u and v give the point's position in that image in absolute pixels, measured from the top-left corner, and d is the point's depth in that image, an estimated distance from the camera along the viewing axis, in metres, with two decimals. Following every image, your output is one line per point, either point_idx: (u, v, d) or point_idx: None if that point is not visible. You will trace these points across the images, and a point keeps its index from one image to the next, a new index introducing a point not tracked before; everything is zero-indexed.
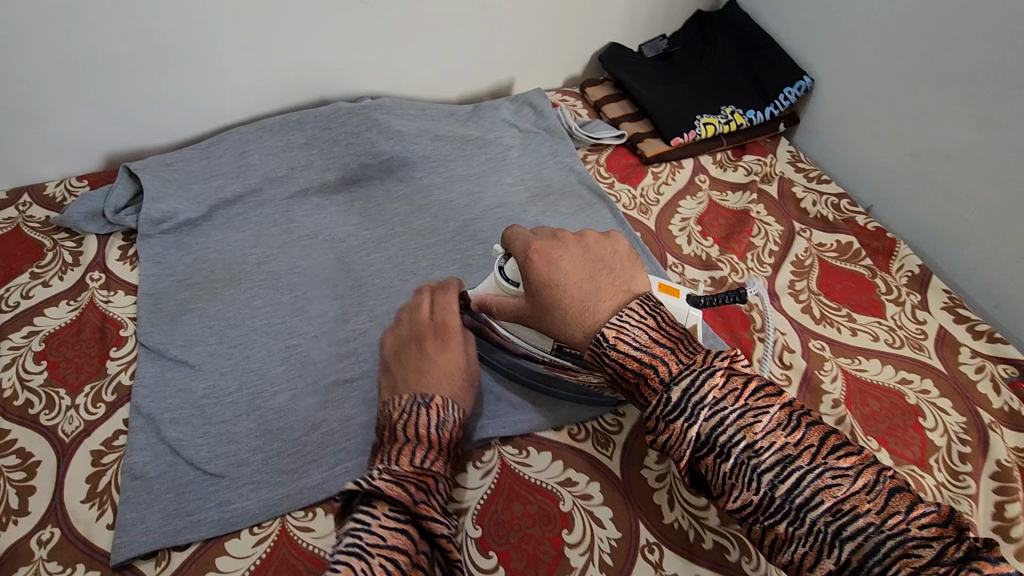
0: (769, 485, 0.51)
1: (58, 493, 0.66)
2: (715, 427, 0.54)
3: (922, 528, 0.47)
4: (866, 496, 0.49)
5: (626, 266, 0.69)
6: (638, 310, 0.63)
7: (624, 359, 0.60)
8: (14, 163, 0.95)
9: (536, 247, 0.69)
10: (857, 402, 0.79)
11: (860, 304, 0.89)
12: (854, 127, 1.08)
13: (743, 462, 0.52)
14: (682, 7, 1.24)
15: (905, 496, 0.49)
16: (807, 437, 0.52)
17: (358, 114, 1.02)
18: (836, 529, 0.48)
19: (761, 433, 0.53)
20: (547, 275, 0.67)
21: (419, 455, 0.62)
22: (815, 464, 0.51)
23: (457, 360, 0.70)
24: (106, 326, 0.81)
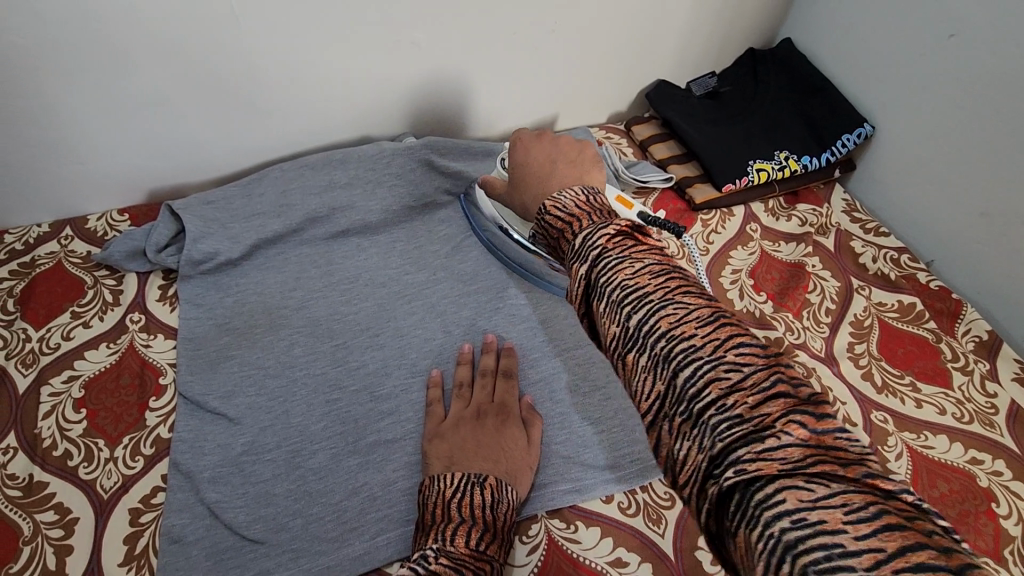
0: (625, 319, 0.51)
1: (95, 554, 0.65)
2: (600, 267, 0.54)
3: (739, 356, 0.46)
4: (697, 324, 0.48)
5: (588, 161, 0.76)
6: (579, 190, 0.67)
7: (553, 221, 0.66)
8: (58, 197, 0.95)
9: (518, 138, 0.80)
10: (924, 483, 0.74)
11: (924, 372, 0.85)
12: (915, 178, 1.03)
13: (610, 299, 0.52)
14: (734, 46, 1.21)
15: (737, 334, 0.47)
16: (665, 280, 0.52)
17: (404, 153, 0.99)
18: (666, 353, 0.48)
19: (630, 272, 0.53)
20: (522, 158, 0.78)
21: (474, 537, 0.58)
22: (666, 299, 0.50)
23: (517, 440, 0.71)
24: (145, 373, 0.79)
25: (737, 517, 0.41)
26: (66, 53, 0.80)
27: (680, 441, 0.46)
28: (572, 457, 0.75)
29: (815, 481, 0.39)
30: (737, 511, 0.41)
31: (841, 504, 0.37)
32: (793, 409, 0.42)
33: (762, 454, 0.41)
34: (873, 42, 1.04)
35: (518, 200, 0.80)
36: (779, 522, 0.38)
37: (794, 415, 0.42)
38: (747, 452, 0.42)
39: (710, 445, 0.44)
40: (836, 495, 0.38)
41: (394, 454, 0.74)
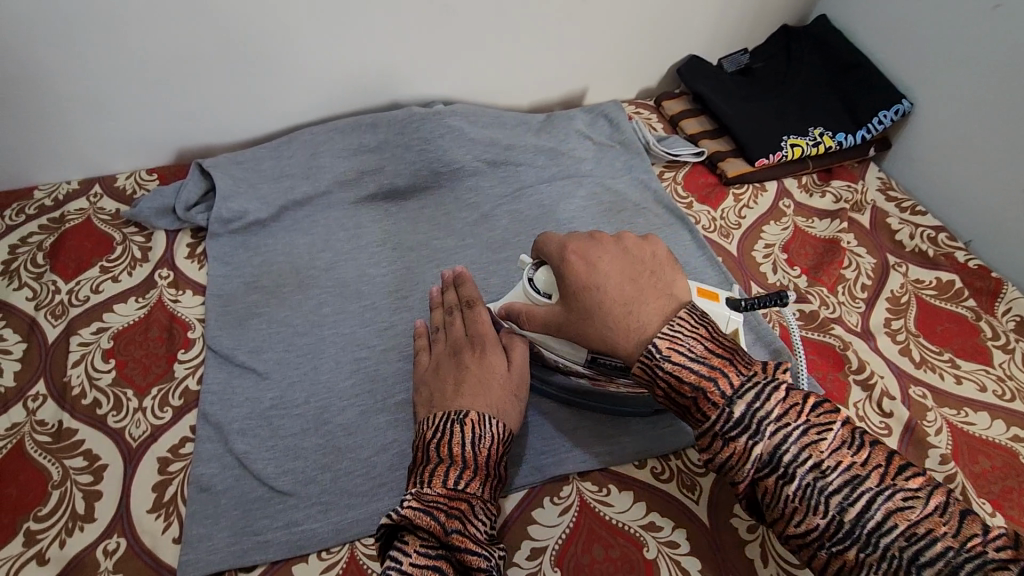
0: (838, 508, 0.47)
1: (124, 500, 0.64)
2: (782, 447, 0.49)
3: (996, 550, 0.43)
4: (939, 517, 0.45)
5: (668, 270, 0.62)
6: (690, 319, 0.56)
7: (679, 372, 0.53)
8: (88, 155, 0.95)
9: (571, 248, 0.63)
10: (965, 458, 0.73)
11: (964, 349, 0.83)
12: (953, 156, 1.01)
13: (809, 485, 0.48)
14: (768, 21, 1.19)
15: (974, 516, 0.45)
16: (874, 455, 0.48)
17: (432, 119, 0.98)
18: (911, 555, 0.44)
19: (827, 451, 0.48)
20: (586, 277, 0.61)
21: (452, 477, 0.58)
22: (884, 485, 0.46)
23: (496, 369, 0.67)
24: (174, 327, 0.79)
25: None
26: (104, 10, 0.80)
27: None
28: (604, 421, 0.73)
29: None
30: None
31: None
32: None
33: None
34: (914, 16, 1.02)
35: (580, 330, 0.61)
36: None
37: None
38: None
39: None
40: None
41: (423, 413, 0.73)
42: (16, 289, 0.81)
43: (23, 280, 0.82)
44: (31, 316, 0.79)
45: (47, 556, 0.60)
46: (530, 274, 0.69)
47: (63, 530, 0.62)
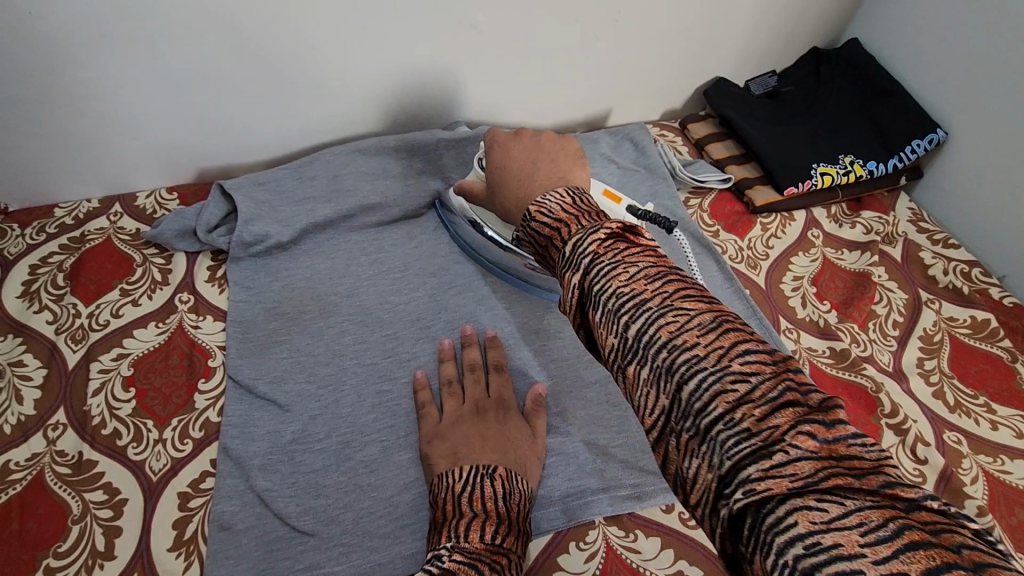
0: (625, 329, 0.44)
1: (144, 538, 0.63)
2: (590, 276, 0.47)
3: (743, 363, 0.40)
4: (701, 334, 0.42)
5: (571, 161, 0.70)
6: (568, 192, 0.57)
7: (538, 228, 0.55)
8: (110, 172, 0.94)
9: (497, 140, 0.75)
10: (1002, 510, 0.71)
11: (999, 393, 0.81)
12: (989, 189, 0.98)
13: (602, 307, 0.46)
14: (798, 44, 1.16)
15: (739, 336, 0.42)
16: (663, 284, 0.45)
17: (457, 146, 0.96)
18: (670, 366, 0.42)
19: (627, 280, 0.45)
20: (500, 159, 0.73)
21: (489, 531, 0.55)
22: (664, 307, 0.44)
23: (520, 430, 0.70)
24: (194, 354, 0.78)
25: (751, 542, 0.36)
26: (128, 22, 0.78)
27: (686, 458, 0.40)
28: (629, 464, 0.72)
29: (828, 500, 0.34)
30: (751, 536, 0.36)
31: (857, 524, 0.32)
32: (802, 418, 0.37)
33: (770, 470, 0.36)
34: (952, 45, 0.99)
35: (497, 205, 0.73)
36: (793, 548, 0.33)
37: (802, 425, 0.37)
38: (756, 468, 0.36)
39: (717, 462, 0.38)
40: (851, 514, 0.33)
41: None
42: (36, 312, 0.80)
43: (43, 303, 0.81)
44: (52, 341, 0.78)
45: None
46: (480, 159, 0.83)
47: (83, 568, 0.61)
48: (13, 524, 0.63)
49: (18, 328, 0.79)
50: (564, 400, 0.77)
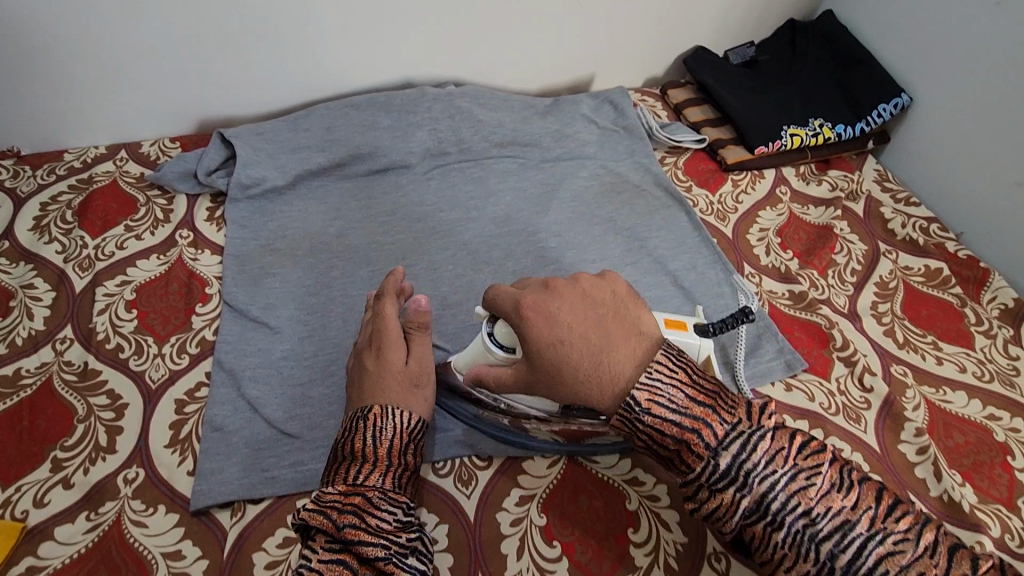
0: (829, 556, 0.44)
1: (143, 436, 0.69)
2: (774, 498, 0.46)
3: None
4: (931, 559, 0.43)
5: (633, 306, 0.57)
6: (666, 360, 0.51)
7: (660, 425, 0.49)
8: (116, 121, 0.99)
9: (526, 302, 0.57)
10: (940, 433, 0.76)
11: (947, 333, 0.86)
12: (950, 150, 1.03)
13: (799, 531, 0.45)
14: (775, 16, 1.22)
15: (965, 554, 0.44)
16: (863, 497, 0.46)
17: (443, 99, 1.03)
18: None
19: (817, 497, 0.46)
20: (549, 333, 0.54)
21: (353, 471, 0.58)
22: (873, 529, 0.44)
23: (400, 363, 0.66)
24: (193, 283, 0.84)
25: None
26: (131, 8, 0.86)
27: None
28: None
29: None
30: None
31: None
32: None
33: None
34: (914, 15, 1.05)
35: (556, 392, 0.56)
36: None
37: None
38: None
39: None
40: None
41: None
42: (46, 243, 0.86)
43: (53, 235, 0.87)
44: (60, 268, 0.83)
45: (72, 481, 0.65)
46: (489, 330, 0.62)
47: (87, 459, 0.67)
48: (24, 422, 0.69)
49: (29, 256, 0.84)
50: None
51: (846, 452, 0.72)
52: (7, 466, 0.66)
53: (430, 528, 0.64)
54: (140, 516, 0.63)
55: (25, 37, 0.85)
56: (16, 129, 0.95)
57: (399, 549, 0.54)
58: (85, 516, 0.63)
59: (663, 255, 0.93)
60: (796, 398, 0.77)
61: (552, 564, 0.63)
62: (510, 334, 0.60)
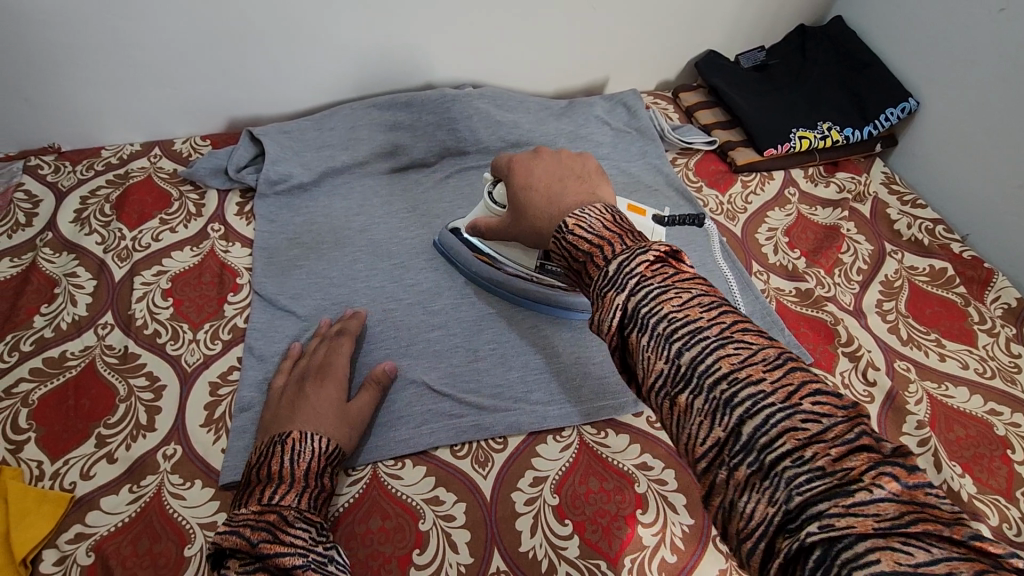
0: (675, 354, 0.39)
1: (180, 415, 0.73)
2: (637, 297, 0.42)
3: (814, 404, 0.35)
4: (766, 366, 0.37)
5: (598, 177, 0.63)
6: (603, 207, 0.53)
7: (575, 242, 0.50)
8: (150, 119, 1.04)
9: (515, 160, 0.69)
10: (941, 425, 0.78)
11: (950, 331, 0.88)
12: (957, 153, 1.05)
13: (654, 331, 0.40)
14: (786, 22, 1.25)
15: (808, 377, 0.37)
16: (720, 312, 0.40)
17: (462, 101, 1.06)
18: (729, 400, 0.36)
19: (677, 304, 0.41)
20: (522, 182, 0.66)
21: (269, 493, 0.59)
22: (723, 336, 0.39)
23: (333, 398, 0.70)
24: (224, 273, 0.88)
25: None
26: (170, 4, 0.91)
27: (740, 499, 0.35)
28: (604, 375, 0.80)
29: (912, 543, 0.30)
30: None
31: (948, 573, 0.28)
32: (879, 459, 0.33)
33: (844, 503, 0.32)
34: (922, 21, 1.07)
35: (525, 227, 0.67)
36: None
37: (883, 467, 0.32)
38: (831, 503, 0.32)
39: (783, 498, 0.33)
40: (938, 561, 0.29)
41: (444, 360, 0.81)
42: (86, 234, 0.91)
43: (93, 227, 0.92)
44: (101, 258, 0.88)
45: (115, 456, 0.69)
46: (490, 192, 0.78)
47: (128, 436, 0.71)
48: (70, 400, 0.74)
49: (71, 247, 0.89)
50: (551, 327, 0.85)
51: None
52: (55, 441, 0.70)
53: (449, 505, 0.68)
54: (178, 489, 0.68)
55: (70, 37, 0.90)
56: (58, 126, 1.00)
57: (317, 557, 0.56)
58: (128, 489, 0.67)
59: None
60: None
61: (564, 541, 0.66)
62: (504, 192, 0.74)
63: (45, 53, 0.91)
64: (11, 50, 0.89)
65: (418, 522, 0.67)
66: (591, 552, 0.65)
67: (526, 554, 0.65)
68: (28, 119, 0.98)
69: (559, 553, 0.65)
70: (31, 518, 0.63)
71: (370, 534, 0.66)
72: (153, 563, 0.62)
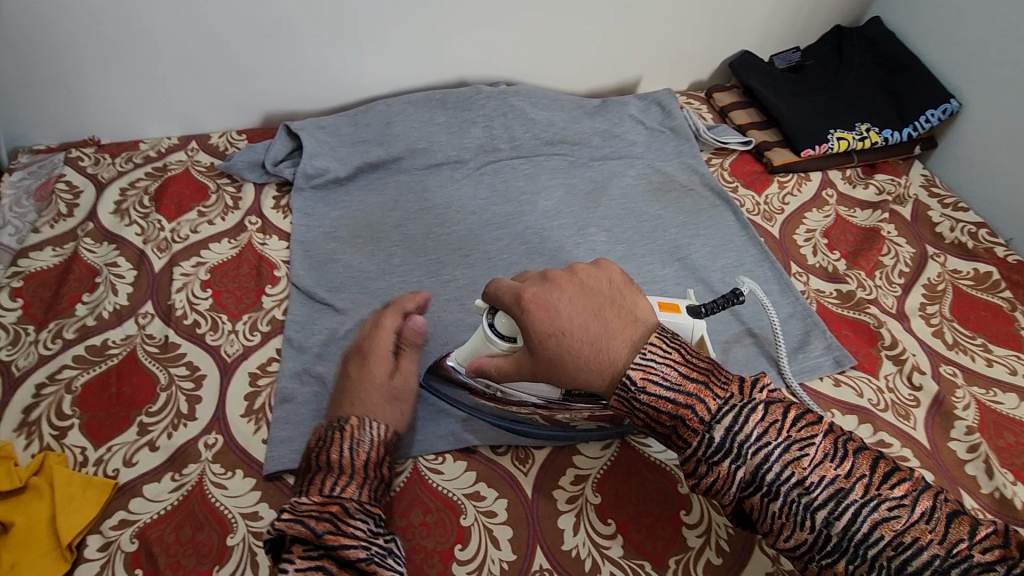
0: (825, 523, 0.48)
1: (221, 405, 0.73)
2: (772, 470, 0.50)
3: (981, 552, 0.46)
4: (926, 525, 0.47)
5: (627, 294, 0.59)
6: (662, 343, 0.55)
7: (654, 403, 0.53)
8: (188, 114, 1.05)
9: (527, 295, 0.58)
10: (991, 432, 0.77)
11: (997, 336, 0.86)
12: (1000, 156, 1.03)
13: (794, 501, 0.49)
14: (821, 22, 1.23)
15: (959, 518, 0.47)
16: (858, 466, 0.49)
17: (497, 98, 1.07)
18: (897, 564, 0.46)
19: (810, 467, 0.49)
20: (550, 326, 0.57)
21: (330, 482, 0.58)
22: (868, 497, 0.48)
23: (379, 377, 0.68)
24: (262, 266, 0.88)
25: None
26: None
27: None
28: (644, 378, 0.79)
29: None
30: None
31: None
32: None
33: None
34: (967, 21, 1.05)
35: (564, 380, 0.58)
36: None
37: None
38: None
39: None
40: None
41: None
42: (126, 225, 0.91)
43: (132, 218, 0.92)
44: (140, 248, 0.89)
45: (157, 444, 0.70)
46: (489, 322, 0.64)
47: (170, 425, 0.71)
48: (113, 387, 0.74)
49: (112, 237, 0.90)
50: None
51: (896, 446, 0.74)
52: (98, 428, 0.70)
53: (490, 501, 0.67)
54: (220, 479, 0.68)
55: (114, 29, 0.91)
56: (98, 118, 1.01)
57: (379, 550, 0.56)
58: (171, 477, 0.67)
59: (711, 253, 0.95)
60: (845, 393, 0.79)
61: (608, 540, 0.65)
62: (510, 324, 0.62)
63: (90, 46, 0.92)
64: (58, 42, 0.90)
65: (460, 517, 0.66)
66: (635, 552, 0.64)
67: (569, 552, 0.64)
68: (70, 110, 0.99)
69: (603, 553, 0.64)
70: (77, 503, 0.63)
71: (412, 528, 0.65)
72: (197, 551, 0.62)
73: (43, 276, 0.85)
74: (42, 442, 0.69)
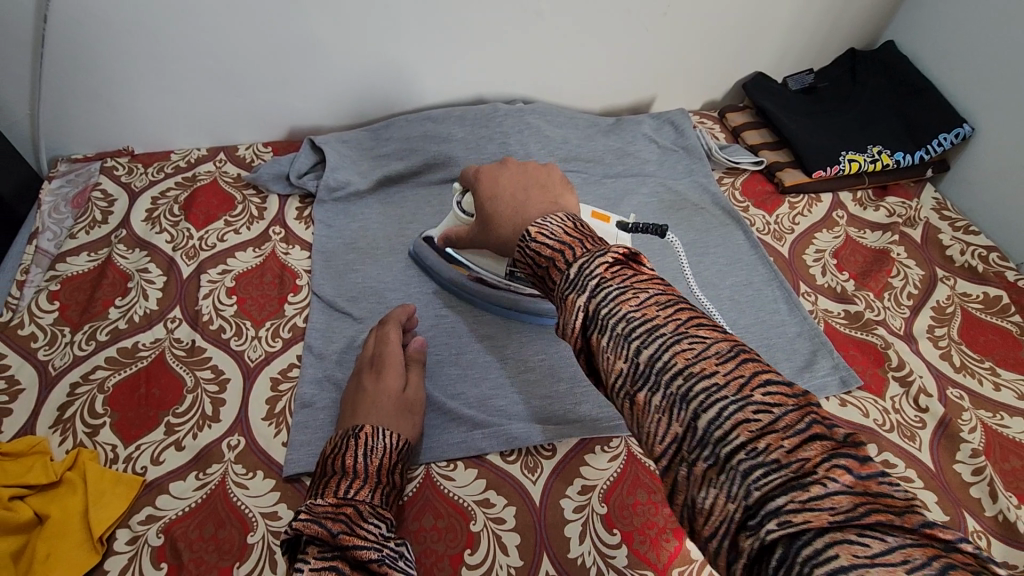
0: (635, 354, 0.41)
1: (243, 408, 0.77)
2: (599, 299, 0.44)
3: (765, 395, 0.37)
4: (718, 360, 0.39)
5: (561, 186, 0.67)
6: (563, 216, 0.55)
7: (538, 249, 0.52)
8: (217, 126, 1.09)
9: (482, 172, 0.72)
10: (996, 455, 0.77)
11: (1005, 360, 0.87)
12: (1013, 181, 1.04)
13: (612, 331, 0.42)
14: (836, 45, 1.25)
15: (760, 368, 0.39)
16: (677, 311, 0.42)
17: (515, 115, 1.10)
18: (685, 394, 0.39)
19: (637, 304, 0.43)
20: (489, 191, 0.69)
21: (345, 486, 0.61)
22: (678, 333, 0.41)
23: (391, 388, 0.72)
24: (285, 274, 0.92)
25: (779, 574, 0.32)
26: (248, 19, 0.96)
27: (704, 493, 0.37)
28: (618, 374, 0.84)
29: (866, 533, 0.31)
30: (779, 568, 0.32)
31: (900, 558, 0.30)
32: (834, 451, 0.34)
33: (807, 501, 0.33)
34: (981, 47, 1.07)
35: (491, 236, 0.70)
36: None
37: (836, 458, 0.34)
38: (789, 501, 0.33)
39: (742, 492, 0.35)
40: (893, 550, 0.30)
41: (493, 368, 0.82)
42: (157, 232, 0.95)
43: (163, 226, 0.96)
44: (170, 255, 0.93)
45: (183, 444, 0.73)
46: (457, 202, 0.80)
47: (195, 426, 0.75)
48: (141, 388, 0.77)
49: (143, 244, 0.94)
50: None
51: (900, 467, 0.75)
52: (128, 426, 0.74)
53: (500, 508, 0.70)
54: (242, 479, 0.71)
55: (150, 46, 0.95)
56: (132, 130, 1.06)
57: (390, 553, 0.55)
58: (195, 476, 0.70)
59: (720, 270, 0.96)
60: (851, 413, 0.80)
61: (613, 550, 0.67)
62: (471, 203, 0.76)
63: (127, 61, 0.96)
64: (97, 58, 0.95)
65: (470, 523, 0.68)
66: (639, 562, 0.66)
67: (575, 560, 0.66)
68: (106, 122, 1.04)
69: (608, 562, 0.66)
70: (108, 499, 0.66)
71: (423, 532, 0.68)
72: (218, 548, 0.65)
73: (78, 280, 0.89)
74: (75, 438, 0.73)
